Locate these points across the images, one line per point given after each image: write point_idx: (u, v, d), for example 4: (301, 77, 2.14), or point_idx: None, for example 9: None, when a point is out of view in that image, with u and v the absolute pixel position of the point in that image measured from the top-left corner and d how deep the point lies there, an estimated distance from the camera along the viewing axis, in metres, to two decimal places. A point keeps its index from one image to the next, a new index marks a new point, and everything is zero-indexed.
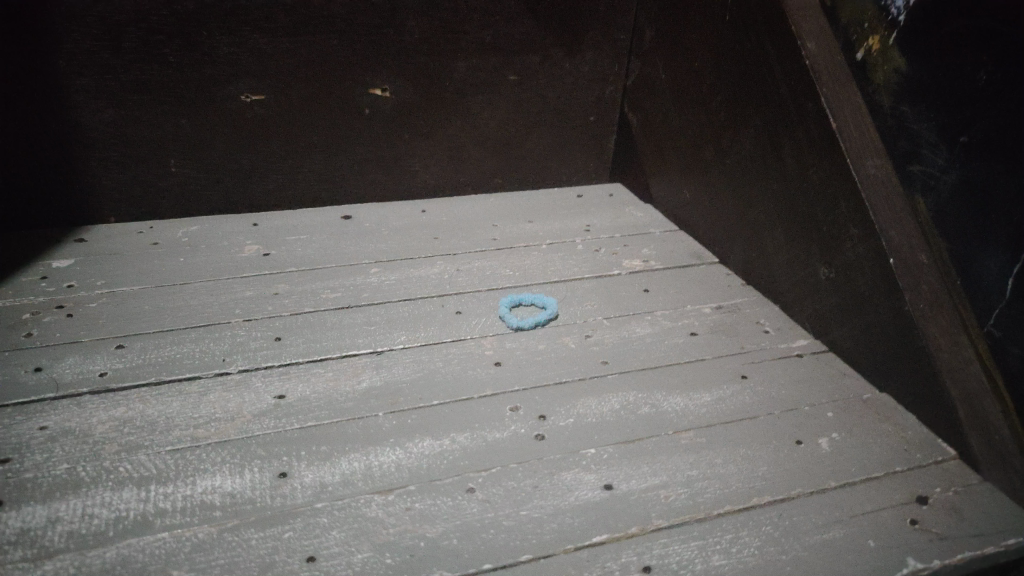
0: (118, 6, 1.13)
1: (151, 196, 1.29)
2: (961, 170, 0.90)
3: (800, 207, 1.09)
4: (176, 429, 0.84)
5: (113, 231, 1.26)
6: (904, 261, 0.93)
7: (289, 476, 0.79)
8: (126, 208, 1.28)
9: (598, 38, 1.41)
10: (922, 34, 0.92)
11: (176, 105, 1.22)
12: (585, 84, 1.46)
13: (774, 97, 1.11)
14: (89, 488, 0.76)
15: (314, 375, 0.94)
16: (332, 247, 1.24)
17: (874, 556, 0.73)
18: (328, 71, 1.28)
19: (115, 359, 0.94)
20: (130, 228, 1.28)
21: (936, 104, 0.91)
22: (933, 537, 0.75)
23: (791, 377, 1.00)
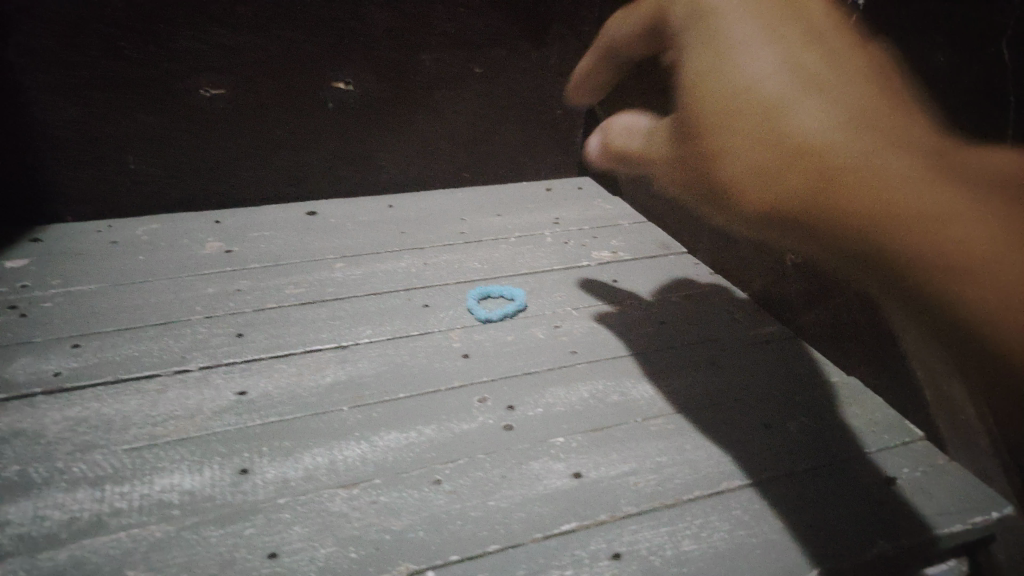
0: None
1: (110, 194, 1.25)
2: None
3: None
4: (133, 428, 0.81)
5: (70, 231, 1.22)
6: None
7: (250, 472, 0.77)
8: (85, 208, 1.24)
9: (565, 30, 1.40)
10: None
11: (137, 101, 1.19)
12: (552, 77, 1.45)
13: None
14: (41, 489, 0.73)
15: (277, 371, 0.92)
16: (296, 243, 1.22)
17: (843, 536, 0.73)
18: (293, 65, 1.25)
19: (70, 358, 0.91)
20: (88, 228, 1.23)
21: None
22: (902, 515, 0.75)
23: (760, 363, 1.00)
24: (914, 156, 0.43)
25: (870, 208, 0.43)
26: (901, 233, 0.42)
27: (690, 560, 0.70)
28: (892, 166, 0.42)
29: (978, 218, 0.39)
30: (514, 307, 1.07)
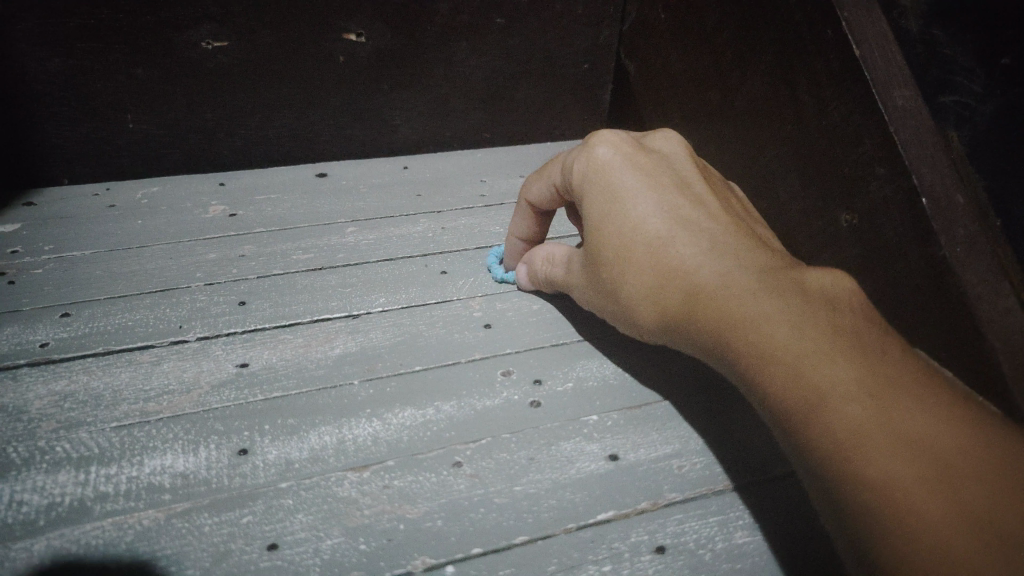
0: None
1: (106, 154, 1.18)
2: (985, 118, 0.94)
3: (818, 148, 0.99)
4: (124, 404, 0.74)
5: (67, 193, 1.15)
6: (939, 201, 0.84)
7: (250, 453, 0.69)
8: (81, 168, 1.18)
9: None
10: None
11: (130, 53, 1.10)
12: (578, 28, 1.34)
13: (789, 27, 1.01)
14: (18, 471, 0.65)
15: (282, 342, 0.84)
16: (305, 206, 1.14)
17: None
18: (298, 16, 1.15)
19: (59, 328, 0.83)
20: (85, 190, 1.17)
21: None
22: None
23: None
24: (838, 371, 0.52)
25: (798, 414, 0.53)
26: (833, 441, 0.50)
27: (743, 555, 0.62)
28: (812, 377, 0.53)
29: (879, 443, 0.48)
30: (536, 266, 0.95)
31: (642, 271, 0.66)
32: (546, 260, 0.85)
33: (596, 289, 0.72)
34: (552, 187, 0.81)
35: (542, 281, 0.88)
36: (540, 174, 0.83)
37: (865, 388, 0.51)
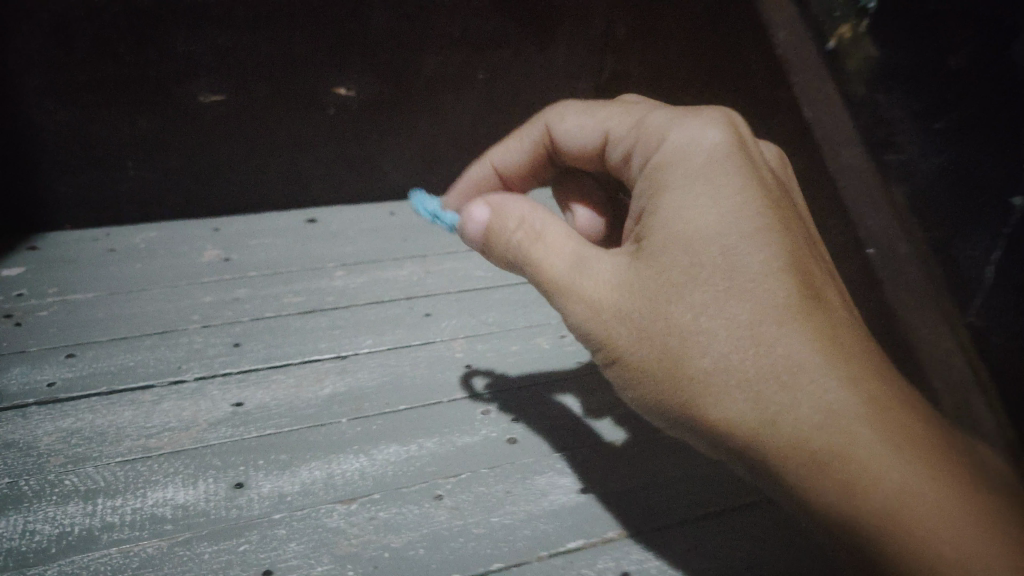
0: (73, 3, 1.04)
1: (107, 198, 1.24)
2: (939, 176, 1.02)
3: None
4: (127, 440, 0.79)
5: (69, 237, 1.21)
6: (884, 252, 0.91)
7: (245, 486, 0.74)
8: (84, 212, 1.24)
9: (575, 27, 1.31)
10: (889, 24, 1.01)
11: (133, 105, 1.17)
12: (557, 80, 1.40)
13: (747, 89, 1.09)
14: (31, 503, 0.70)
15: (275, 382, 0.89)
16: (296, 250, 1.20)
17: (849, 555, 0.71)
18: (292, 69, 1.20)
19: (65, 369, 0.88)
20: (86, 234, 1.22)
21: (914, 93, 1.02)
22: None
23: None
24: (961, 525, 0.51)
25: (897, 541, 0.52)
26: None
27: None
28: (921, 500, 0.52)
29: None
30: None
31: (731, 323, 0.55)
32: (520, 210, 0.67)
33: (614, 311, 0.60)
34: (606, 134, 0.71)
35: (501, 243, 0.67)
36: (586, 110, 0.75)
37: (979, 539, 0.51)
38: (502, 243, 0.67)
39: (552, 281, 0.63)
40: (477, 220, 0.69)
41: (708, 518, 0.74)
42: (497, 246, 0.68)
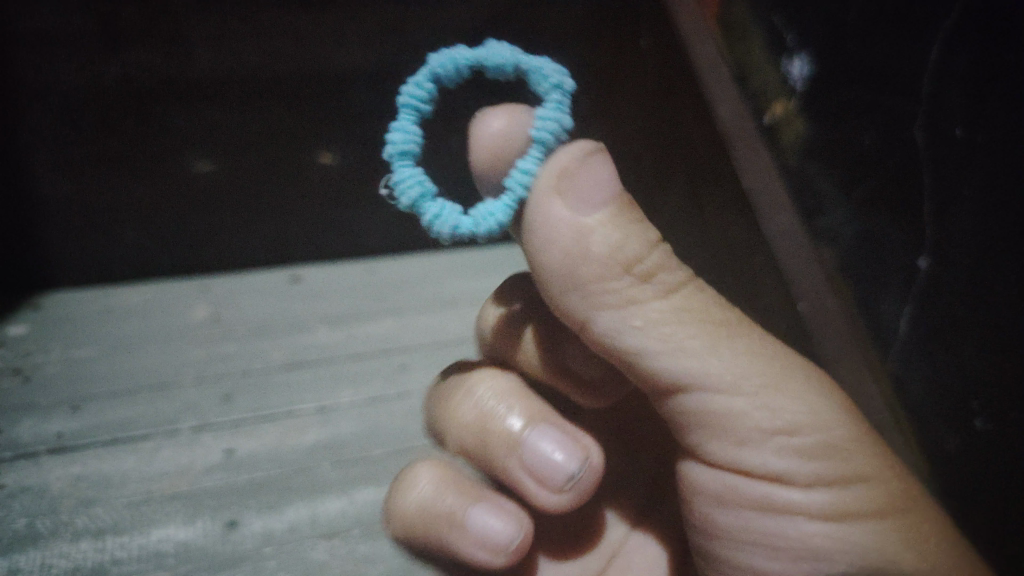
0: (75, 77, 1.05)
1: (99, 260, 1.20)
2: (867, 236, 1.03)
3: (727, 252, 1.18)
4: (132, 484, 0.88)
5: (62, 300, 1.17)
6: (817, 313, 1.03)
7: (239, 524, 0.84)
8: (78, 273, 1.19)
9: None
10: (816, 100, 1.04)
11: (132, 174, 1.15)
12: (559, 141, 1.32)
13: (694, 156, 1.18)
14: (48, 540, 0.82)
15: (263, 431, 0.96)
16: (280, 310, 1.18)
17: None
18: (278, 141, 1.18)
19: (72, 420, 0.96)
20: (77, 297, 1.18)
21: (841, 163, 1.03)
22: None
23: None
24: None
25: None
26: None
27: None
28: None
29: None
30: (512, 198, 0.60)
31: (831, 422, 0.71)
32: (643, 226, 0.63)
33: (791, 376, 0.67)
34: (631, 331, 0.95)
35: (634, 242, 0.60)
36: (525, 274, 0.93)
37: None
38: (643, 243, 0.61)
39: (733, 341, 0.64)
40: (598, 193, 0.60)
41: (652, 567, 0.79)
42: (653, 265, 0.60)
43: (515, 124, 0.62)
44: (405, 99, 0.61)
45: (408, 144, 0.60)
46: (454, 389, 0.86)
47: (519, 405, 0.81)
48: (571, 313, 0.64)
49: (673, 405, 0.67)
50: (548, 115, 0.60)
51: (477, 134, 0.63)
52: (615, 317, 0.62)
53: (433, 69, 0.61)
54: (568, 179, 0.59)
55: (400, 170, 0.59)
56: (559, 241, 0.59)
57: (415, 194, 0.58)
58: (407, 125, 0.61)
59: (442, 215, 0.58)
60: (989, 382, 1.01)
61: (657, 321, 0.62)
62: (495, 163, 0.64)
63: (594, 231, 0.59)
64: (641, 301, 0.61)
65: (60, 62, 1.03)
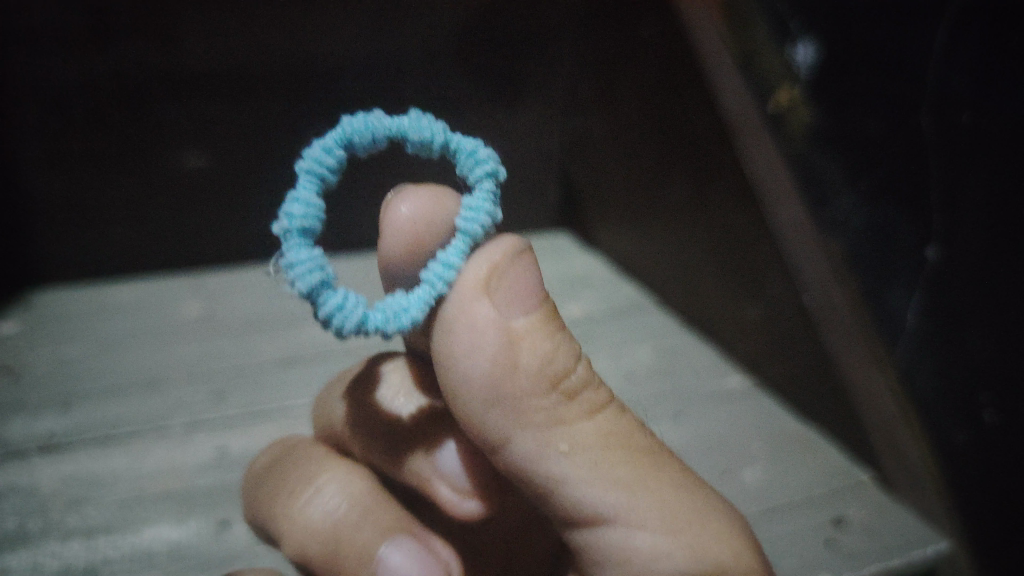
0: (59, 70, 1.02)
1: (90, 250, 1.21)
2: (879, 221, 1.00)
3: (728, 250, 1.07)
4: (123, 482, 0.87)
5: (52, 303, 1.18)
6: (827, 318, 0.96)
7: (231, 523, 0.83)
8: (75, 270, 1.22)
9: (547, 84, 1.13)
10: (825, 82, 1.00)
11: (123, 171, 1.13)
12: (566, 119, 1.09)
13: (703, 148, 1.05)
14: (38, 541, 0.80)
15: (257, 428, 0.95)
16: (269, 307, 1.16)
17: (817, 554, 0.79)
18: (261, 133, 1.07)
19: (63, 417, 0.95)
20: (68, 299, 1.19)
21: (850, 149, 1.00)
22: (859, 532, 0.84)
23: (734, 414, 1.01)
24: None
25: None
26: None
27: None
28: None
29: None
30: (430, 293, 0.57)
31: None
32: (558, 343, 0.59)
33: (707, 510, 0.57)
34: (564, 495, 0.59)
35: (553, 352, 0.55)
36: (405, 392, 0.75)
37: None
38: (561, 349, 0.55)
39: (662, 463, 0.57)
40: (514, 293, 0.56)
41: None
42: (579, 380, 0.56)
43: (428, 215, 0.58)
44: (306, 166, 0.56)
45: (304, 219, 0.55)
46: (293, 493, 0.76)
47: (370, 519, 0.74)
48: (487, 436, 0.56)
49: (584, 537, 0.58)
50: (477, 206, 0.57)
51: (390, 225, 0.59)
52: (539, 441, 0.54)
53: (344, 135, 0.57)
54: (498, 288, 0.56)
55: (294, 249, 0.54)
56: (486, 351, 0.54)
57: (313, 281, 0.53)
58: (307, 196, 0.56)
59: (345, 310, 0.54)
60: (994, 372, 1.01)
61: (586, 447, 0.54)
62: (408, 257, 0.60)
63: (524, 339, 0.54)
64: (567, 423, 0.54)
65: (43, 56, 1.00)
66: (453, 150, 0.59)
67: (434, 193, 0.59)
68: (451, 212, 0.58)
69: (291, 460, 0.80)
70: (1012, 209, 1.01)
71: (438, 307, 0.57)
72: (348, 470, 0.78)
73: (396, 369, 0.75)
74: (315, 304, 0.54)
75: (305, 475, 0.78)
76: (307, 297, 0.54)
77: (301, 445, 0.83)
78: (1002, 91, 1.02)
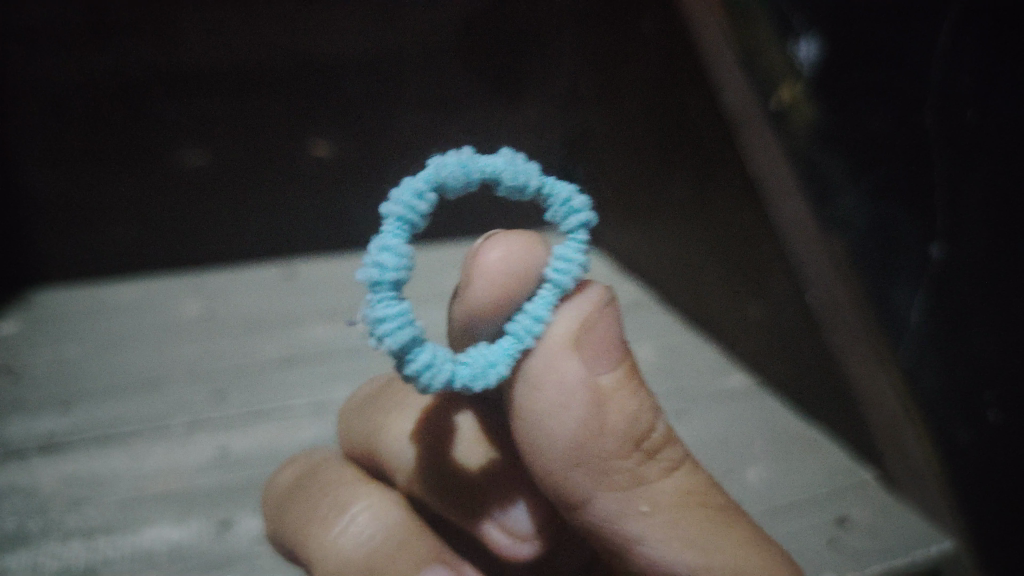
0: (60, 68, 1.04)
1: (88, 252, 1.15)
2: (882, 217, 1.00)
3: (736, 244, 1.10)
4: (122, 482, 0.87)
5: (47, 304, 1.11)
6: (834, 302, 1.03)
7: (232, 524, 0.82)
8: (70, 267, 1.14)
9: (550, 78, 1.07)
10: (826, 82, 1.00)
11: (122, 170, 1.15)
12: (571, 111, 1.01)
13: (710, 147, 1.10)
14: (38, 541, 0.80)
15: (257, 429, 0.95)
16: (271, 307, 1.13)
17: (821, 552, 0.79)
18: (263, 132, 1.13)
19: (62, 417, 0.95)
20: (56, 301, 1.11)
21: (852, 147, 1.00)
22: (863, 531, 0.83)
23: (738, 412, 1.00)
24: None
25: None
26: None
27: None
28: None
29: None
30: (517, 344, 0.56)
31: None
32: None
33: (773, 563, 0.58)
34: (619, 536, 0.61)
35: (638, 408, 0.58)
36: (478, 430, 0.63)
37: None
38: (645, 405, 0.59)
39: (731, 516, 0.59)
40: (605, 354, 0.58)
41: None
42: (658, 439, 0.59)
43: (517, 260, 0.54)
44: (395, 212, 0.50)
45: (396, 271, 0.50)
46: (326, 521, 0.75)
47: (404, 554, 0.71)
48: (569, 491, 0.59)
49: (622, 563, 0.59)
50: (568, 256, 0.56)
51: (478, 270, 0.55)
52: (622, 500, 0.57)
53: (436, 177, 0.52)
54: (588, 341, 0.57)
55: (381, 302, 0.49)
56: (577, 411, 0.56)
57: (403, 338, 0.49)
58: (396, 243, 0.50)
59: (434, 368, 0.51)
60: None
61: (664, 506, 0.57)
62: (491, 307, 0.56)
63: (611, 398, 0.57)
64: (648, 482, 0.57)
65: (44, 54, 1.03)
66: (546, 196, 0.56)
67: (525, 238, 0.56)
68: (542, 262, 0.55)
69: (322, 485, 0.80)
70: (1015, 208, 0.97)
71: (522, 357, 0.57)
72: (380, 497, 0.77)
73: (468, 424, 0.73)
74: (403, 360, 0.51)
75: (337, 502, 0.77)
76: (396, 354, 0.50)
77: (331, 466, 0.83)
78: (1007, 84, 0.98)
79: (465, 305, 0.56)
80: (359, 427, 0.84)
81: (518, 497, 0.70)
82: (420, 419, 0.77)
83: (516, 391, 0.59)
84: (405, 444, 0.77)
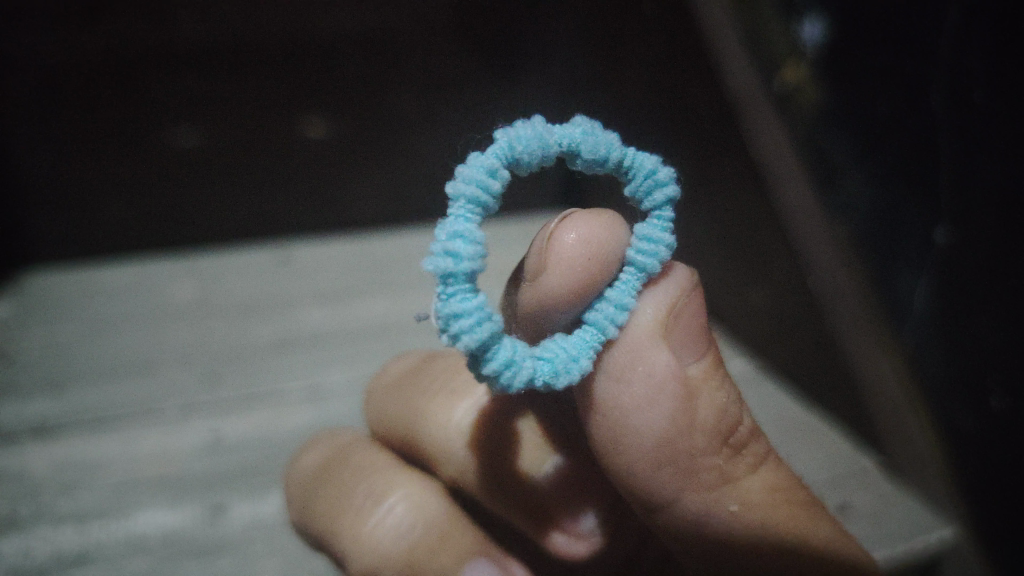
0: (51, 51, 1.00)
1: (87, 232, 1.09)
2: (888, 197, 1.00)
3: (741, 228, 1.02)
4: (114, 468, 0.88)
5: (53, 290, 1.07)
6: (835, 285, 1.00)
7: (226, 509, 0.83)
8: (60, 245, 1.08)
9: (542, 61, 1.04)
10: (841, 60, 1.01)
11: (116, 149, 1.07)
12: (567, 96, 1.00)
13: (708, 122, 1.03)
14: (30, 525, 0.82)
15: (252, 413, 0.94)
16: (273, 292, 1.09)
17: None
18: (258, 109, 1.08)
19: (54, 400, 0.94)
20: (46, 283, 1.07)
21: (862, 123, 1.01)
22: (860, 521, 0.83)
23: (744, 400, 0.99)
24: None
25: None
26: None
27: None
28: None
29: None
30: (599, 338, 0.52)
31: None
32: None
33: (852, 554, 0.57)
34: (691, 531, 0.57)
35: (728, 401, 0.56)
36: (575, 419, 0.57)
37: None
38: (735, 399, 0.56)
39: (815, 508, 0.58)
40: (696, 342, 0.55)
41: (647, 563, 0.72)
42: (744, 433, 0.57)
43: (599, 244, 0.50)
44: (461, 191, 0.45)
45: (472, 261, 0.44)
46: (362, 511, 0.68)
47: (447, 544, 0.66)
48: (642, 484, 0.56)
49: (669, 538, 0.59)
50: (653, 236, 0.51)
51: (557, 255, 0.50)
52: (709, 500, 0.55)
53: (510, 150, 0.46)
54: (675, 327, 0.54)
55: (457, 296, 0.44)
56: (664, 406, 0.54)
57: (482, 337, 0.44)
58: (469, 228, 0.45)
59: (514, 366, 0.46)
60: None
61: (755, 505, 0.55)
62: (573, 292, 0.51)
63: (700, 389, 0.55)
64: (736, 480, 0.56)
65: (35, 34, 0.98)
66: (629, 170, 0.50)
67: (605, 217, 0.51)
68: (620, 242, 0.50)
69: (352, 473, 0.72)
70: (1017, 211, 0.88)
71: (602, 348, 0.54)
72: (420, 487, 0.70)
73: (529, 430, 0.66)
74: (480, 360, 0.46)
75: (373, 491, 0.69)
76: (472, 353, 0.45)
77: (360, 449, 0.76)
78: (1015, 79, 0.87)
79: (543, 295, 0.51)
80: (394, 412, 0.75)
81: (588, 506, 0.66)
82: (477, 418, 0.68)
83: (597, 383, 0.55)
84: (459, 445, 0.68)
